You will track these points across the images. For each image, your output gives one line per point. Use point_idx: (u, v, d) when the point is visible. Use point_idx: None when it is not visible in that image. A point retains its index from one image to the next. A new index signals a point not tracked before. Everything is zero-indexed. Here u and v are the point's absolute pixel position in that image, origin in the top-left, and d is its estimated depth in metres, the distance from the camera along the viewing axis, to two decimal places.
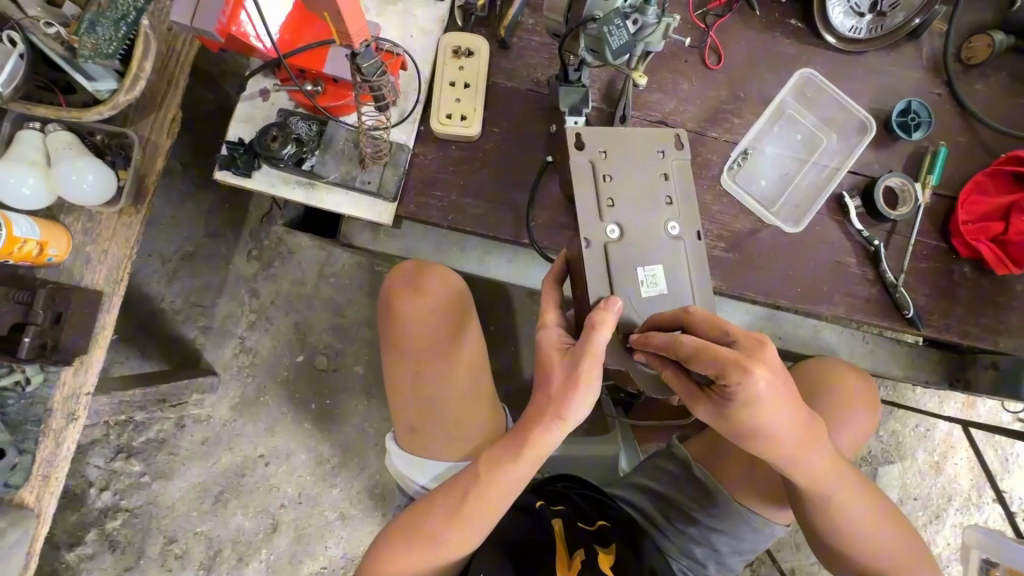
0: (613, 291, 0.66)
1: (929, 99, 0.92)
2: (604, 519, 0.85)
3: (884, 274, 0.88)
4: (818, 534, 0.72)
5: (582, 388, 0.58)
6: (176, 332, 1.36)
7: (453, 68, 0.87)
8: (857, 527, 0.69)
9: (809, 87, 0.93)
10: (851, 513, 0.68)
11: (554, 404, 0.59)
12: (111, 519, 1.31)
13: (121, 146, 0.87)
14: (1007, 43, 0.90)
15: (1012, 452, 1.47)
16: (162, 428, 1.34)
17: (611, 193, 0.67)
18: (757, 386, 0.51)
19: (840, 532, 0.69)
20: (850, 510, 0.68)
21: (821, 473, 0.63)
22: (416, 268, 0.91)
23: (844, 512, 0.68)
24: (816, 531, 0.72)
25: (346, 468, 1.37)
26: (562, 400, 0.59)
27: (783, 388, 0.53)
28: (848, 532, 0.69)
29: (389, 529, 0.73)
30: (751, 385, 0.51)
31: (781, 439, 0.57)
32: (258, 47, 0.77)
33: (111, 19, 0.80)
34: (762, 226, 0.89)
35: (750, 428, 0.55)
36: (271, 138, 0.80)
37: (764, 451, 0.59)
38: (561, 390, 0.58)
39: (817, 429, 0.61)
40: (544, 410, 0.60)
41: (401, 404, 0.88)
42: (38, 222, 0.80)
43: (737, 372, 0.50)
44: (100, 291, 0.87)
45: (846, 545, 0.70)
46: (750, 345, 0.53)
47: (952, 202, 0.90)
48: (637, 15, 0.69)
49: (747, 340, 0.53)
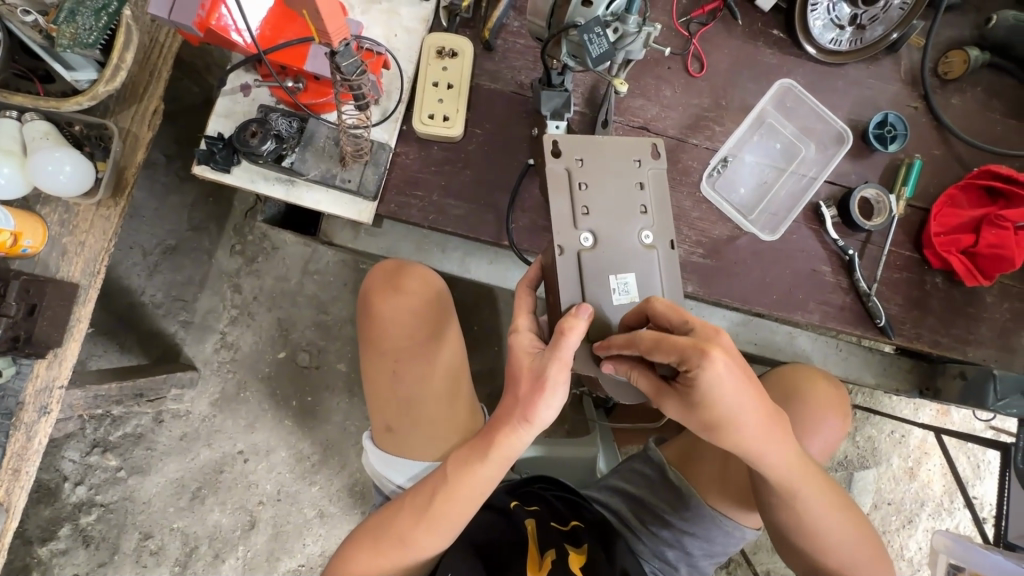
0: (585, 297, 0.66)
1: (905, 112, 0.93)
2: (578, 520, 0.86)
3: (858, 283, 0.89)
4: (785, 533, 0.73)
5: (548, 391, 0.58)
6: (157, 326, 1.34)
7: (436, 68, 0.86)
8: (823, 526, 0.70)
9: (789, 97, 0.95)
10: (819, 512, 0.70)
11: (522, 406, 0.60)
12: (85, 514, 1.29)
13: (101, 137, 0.86)
14: (983, 60, 0.92)
15: (983, 459, 1.50)
16: (140, 422, 1.33)
17: (586, 200, 0.68)
18: (716, 369, 0.53)
19: (804, 527, 0.71)
20: (816, 508, 0.69)
21: (785, 470, 0.65)
22: (397, 268, 0.91)
23: (811, 510, 0.69)
24: (780, 526, 0.73)
25: (326, 466, 1.37)
26: (528, 402, 0.59)
27: (742, 375, 0.56)
28: (815, 530, 0.71)
29: (358, 530, 0.73)
30: (711, 369, 0.53)
31: (746, 429, 0.59)
32: (238, 42, 0.77)
33: (92, 8, 0.77)
34: (740, 233, 0.90)
35: (714, 415, 0.57)
36: (250, 134, 0.78)
37: (730, 440, 0.60)
38: (528, 392, 0.59)
39: (778, 417, 0.63)
40: (512, 413, 0.61)
41: (378, 403, 0.88)
42: (13, 213, 0.79)
43: (697, 355, 0.53)
44: (76, 284, 0.86)
45: (808, 538, 0.72)
46: (708, 330, 0.56)
47: (925, 214, 0.92)
48: (618, 24, 0.69)
49: (704, 326, 0.56)
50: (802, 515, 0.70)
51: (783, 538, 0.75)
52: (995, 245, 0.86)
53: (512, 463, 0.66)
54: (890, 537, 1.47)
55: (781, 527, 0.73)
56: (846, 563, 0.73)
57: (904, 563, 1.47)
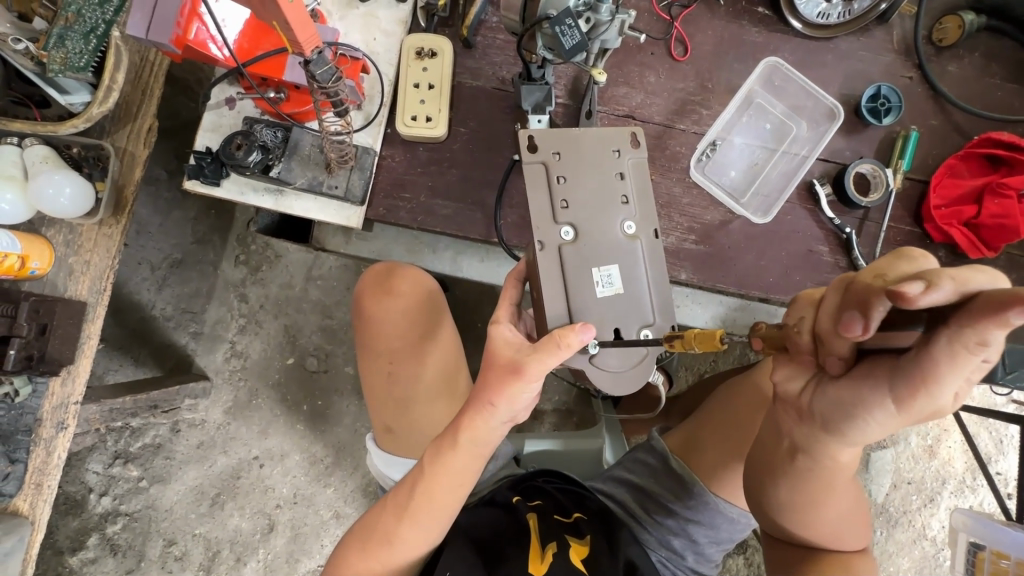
0: (568, 290, 0.67)
1: (899, 83, 0.91)
2: (581, 511, 0.86)
3: (857, 261, 0.87)
4: (782, 508, 0.68)
5: (516, 378, 0.59)
6: (168, 339, 1.37)
7: (416, 69, 0.87)
8: (836, 515, 0.67)
9: (777, 75, 0.93)
10: (843, 500, 0.67)
11: (486, 390, 0.62)
12: (111, 523, 1.33)
13: (99, 158, 0.87)
14: (980, 23, 0.88)
15: (1006, 434, 1.46)
16: (158, 433, 1.36)
17: (565, 194, 0.68)
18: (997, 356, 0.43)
19: (807, 505, 0.66)
20: (843, 494, 0.66)
21: (847, 453, 0.61)
22: (387, 270, 0.92)
23: (837, 498, 0.66)
24: (777, 496, 0.67)
25: (340, 468, 1.39)
26: (493, 387, 0.61)
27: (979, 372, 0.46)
28: (825, 516, 0.67)
29: (348, 536, 0.74)
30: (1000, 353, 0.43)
31: (931, 411, 0.49)
32: (217, 56, 0.79)
33: (81, 32, 0.80)
34: (732, 217, 0.89)
35: (928, 389, 0.46)
36: (236, 146, 0.80)
37: (893, 409, 0.50)
38: (493, 380, 0.61)
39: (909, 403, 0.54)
40: (478, 398, 0.63)
41: (378, 405, 0.91)
42: (18, 236, 0.80)
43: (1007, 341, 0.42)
44: (84, 302, 0.88)
45: (801, 513, 0.67)
46: None
47: (924, 187, 0.89)
48: (589, 14, 0.69)
49: None
50: (826, 499, 0.66)
51: (767, 509, 0.70)
52: (998, 215, 0.83)
53: (484, 453, 0.68)
54: (912, 517, 1.45)
55: (779, 502, 0.68)
56: (834, 545, 0.70)
57: (927, 542, 1.44)
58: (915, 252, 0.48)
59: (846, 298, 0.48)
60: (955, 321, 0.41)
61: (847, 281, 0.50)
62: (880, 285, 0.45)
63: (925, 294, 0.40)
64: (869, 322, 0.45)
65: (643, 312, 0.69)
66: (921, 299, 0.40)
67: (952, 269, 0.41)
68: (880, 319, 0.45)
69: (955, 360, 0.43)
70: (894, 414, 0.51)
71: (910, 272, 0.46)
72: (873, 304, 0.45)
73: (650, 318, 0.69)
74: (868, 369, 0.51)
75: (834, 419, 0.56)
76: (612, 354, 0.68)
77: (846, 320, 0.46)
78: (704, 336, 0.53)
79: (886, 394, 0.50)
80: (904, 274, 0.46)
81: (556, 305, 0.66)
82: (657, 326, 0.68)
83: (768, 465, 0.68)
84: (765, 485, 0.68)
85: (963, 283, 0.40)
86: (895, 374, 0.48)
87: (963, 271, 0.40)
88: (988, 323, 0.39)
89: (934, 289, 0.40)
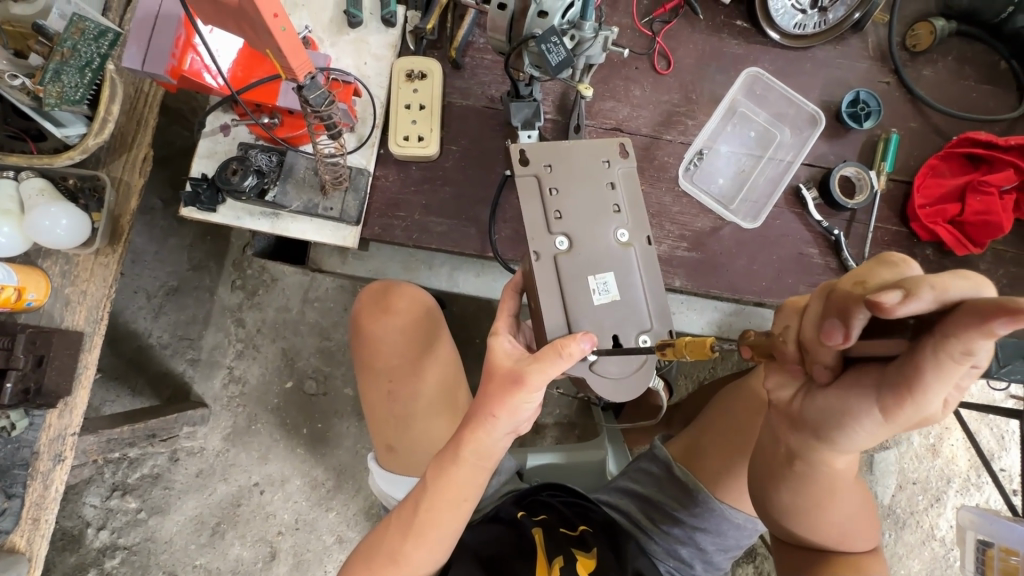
0: (565, 299, 0.68)
1: (878, 88, 0.93)
2: (586, 524, 0.86)
3: (847, 262, 0.88)
4: (785, 514, 0.68)
5: (516, 389, 0.59)
6: (165, 367, 1.36)
7: (407, 91, 0.89)
8: (841, 518, 0.67)
9: (758, 84, 0.95)
10: (847, 502, 0.67)
11: (488, 403, 0.62)
12: (110, 557, 1.31)
13: (95, 188, 0.88)
14: (950, 29, 0.92)
15: (1008, 430, 1.46)
16: (156, 463, 1.34)
17: (558, 205, 0.70)
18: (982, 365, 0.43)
19: (810, 509, 0.66)
20: (846, 496, 0.66)
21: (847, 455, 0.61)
22: (384, 288, 0.93)
23: (840, 500, 0.66)
24: (781, 502, 0.67)
25: (341, 491, 1.37)
26: (495, 399, 0.61)
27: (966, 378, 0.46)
28: (830, 518, 0.67)
29: (352, 557, 0.74)
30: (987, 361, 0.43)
31: (919, 419, 0.50)
32: (213, 84, 0.82)
33: (77, 66, 0.81)
34: (722, 224, 0.90)
35: (917, 397, 0.47)
36: (232, 171, 0.82)
37: (884, 415, 0.51)
38: (495, 392, 0.61)
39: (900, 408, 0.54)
40: (479, 410, 0.63)
41: (379, 425, 0.90)
42: (15, 268, 0.81)
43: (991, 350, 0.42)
44: (80, 331, 0.88)
45: (802, 517, 0.68)
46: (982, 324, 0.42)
47: (908, 187, 0.91)
48: (574, 32, 0.72)
49: None
50: (829, 502, 0.65)
51: (769, 513, 0.70)
52: (981, 211, 0.86)
53: (489, 467, 0.67)
54: (919, 518, 1.44)
55: (783, 507, 0.68)
56: (841, 547, 0.70)
57: (936, 543, 1.43)
58: (896, 257, 0.48)
59: (828, 305, 0.48)
60: (939, 331, 0.41)
61: (829, 288, 0.50)
62: (860, 293, 0.46)
63: (902, 303, 0.40)
64: (850, 330, 0.45)
65: (640, 318, 0.69)
66: (899, 308, 0.40)
67: (933, 277, 0.40)
68: (860, 327, 0.45)
69: (942, 369, 0.43)
70: (883, 421, 0.51)
71: (890, 278, 0.46)
72: (853, 312, 0.45)
73: (648, 324, 0.69)
74: (854, 377, 0.52)
75: (826, 427, 0.56)
76: (611, 361, 0.68)
77: (827, 328, 0.46)
78: (695, 344, 0.54)
79: (875, 402, 0.51)
80: (885, 280, 0.47)
81: (554, 314, 0.67)
82: (655, 331, 0.69)
83: (768, 470, 0.68)
84: (767, 491, 0.68)
85: (944, 292, 0.40)
86: (882, 383, 0.49)
87: (943, 278, 0.40)
88: (974, 333, 0.39)
89: (913, 298, 0.40)
